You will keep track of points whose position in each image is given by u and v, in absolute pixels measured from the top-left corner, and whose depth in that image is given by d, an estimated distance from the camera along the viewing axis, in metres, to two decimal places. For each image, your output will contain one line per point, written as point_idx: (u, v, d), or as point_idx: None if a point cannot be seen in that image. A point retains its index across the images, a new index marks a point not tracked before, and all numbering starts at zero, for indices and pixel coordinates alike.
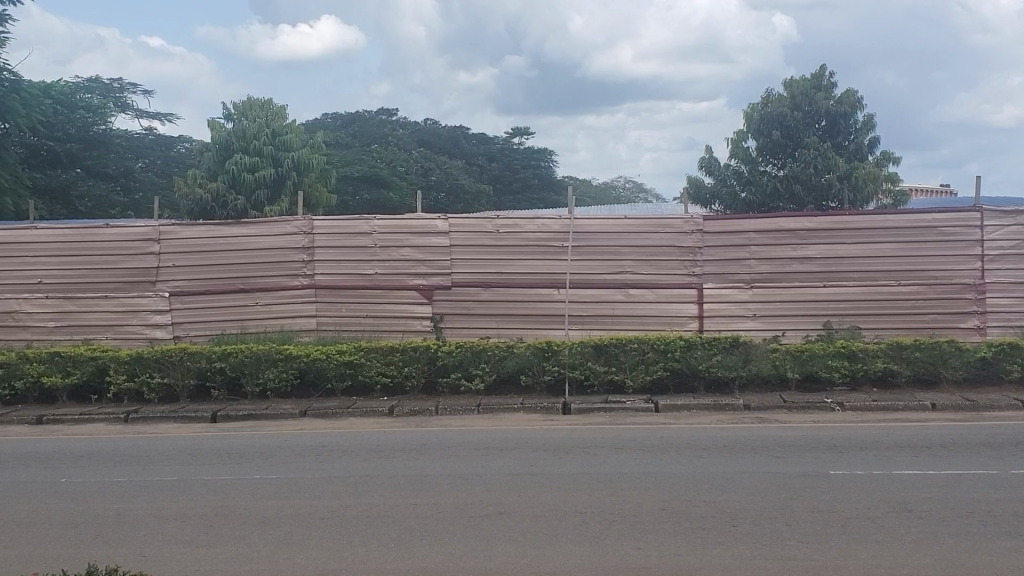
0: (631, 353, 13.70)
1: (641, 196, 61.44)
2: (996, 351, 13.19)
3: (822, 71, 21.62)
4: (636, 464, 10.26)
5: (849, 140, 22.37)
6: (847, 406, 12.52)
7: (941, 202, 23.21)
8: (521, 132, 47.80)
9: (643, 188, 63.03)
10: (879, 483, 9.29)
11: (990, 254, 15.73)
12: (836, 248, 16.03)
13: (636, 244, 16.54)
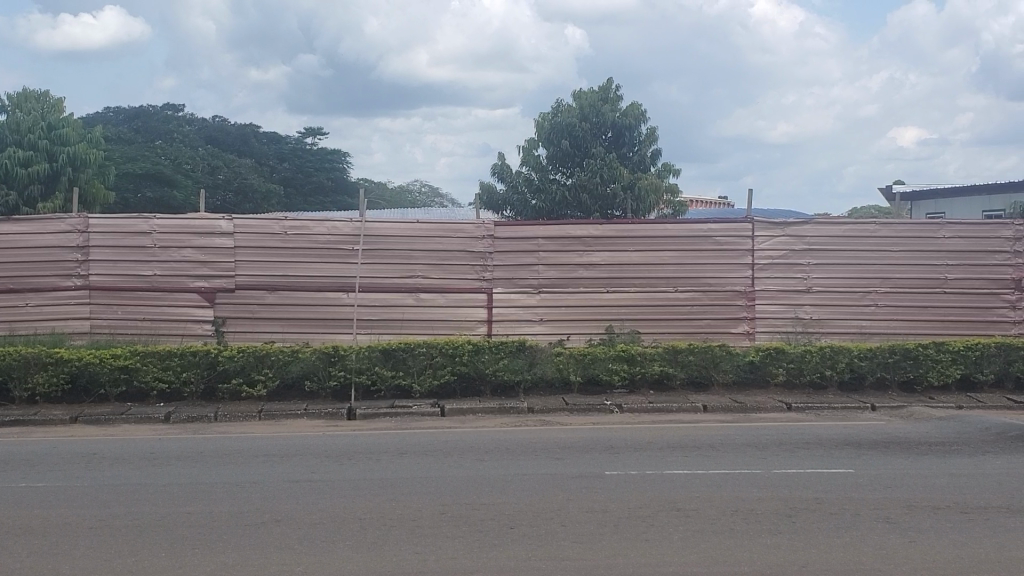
0: (418, 358, 13.73)
1: (435, 201, 61.67)
2: (763, 355, 13.85)
3: (608, 83, 22.24)
4: (417, 469, 10.27)
5: (633, 151, 23.18)
6: (625, 408, 12.91)
7: (718, 213, 24.18)
8: (311, 132, 46.91)
9: (438, 195, 63.15)
10: (649, 482, 9.63)
11: (760, 262, 16.52)
12: (619, 255, 16.49)
13: (425, 248, 16.54)
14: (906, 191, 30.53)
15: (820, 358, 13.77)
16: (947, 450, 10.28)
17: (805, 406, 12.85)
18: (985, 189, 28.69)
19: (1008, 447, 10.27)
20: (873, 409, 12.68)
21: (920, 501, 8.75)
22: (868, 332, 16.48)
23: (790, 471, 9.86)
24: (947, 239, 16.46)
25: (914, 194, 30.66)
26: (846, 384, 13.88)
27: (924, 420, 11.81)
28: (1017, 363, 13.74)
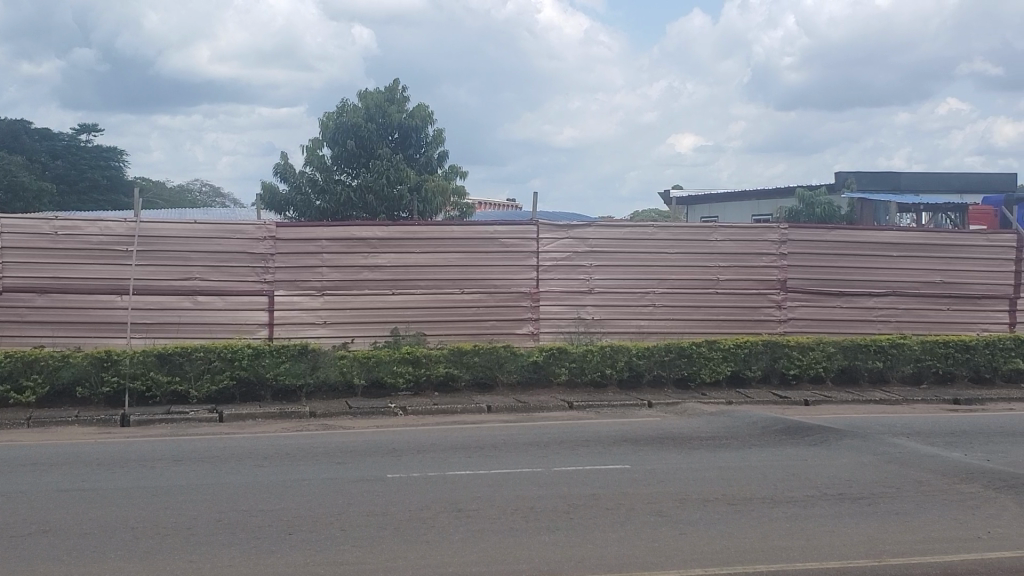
0: (196, 362, 13.28)
1: (218, 201, 60.11)
2: (547, 355, 14.09)
3: (396, 84, 22.26)
4: (193, 476, 9.93)
5: (420, 153, 23.34)
6: (409, 410, 12.88)
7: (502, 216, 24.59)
8: (87, 129, 45.06)
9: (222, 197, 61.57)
10: (431, 484, 9.61)
11: (544, 264, 16.79)
12: (405, 256, 16.44)
13: (205, 250, 16.05)
14: (683, 195, 31.74)
15: (600, 357, 14.11)
16: (716, 445, 10.69)
17: (586, 404, 13.14)
18: (754, 195, 30.18)
19: (772, 440, 10.76)
20: (649, 406, 13.07)
21: (692, 495, 9.05)
22: (645, 331, 17.01)
23: (569, 469, 10.04)
24: (720, 242, 17.17)
25: (690, 199, 31.93)
26: (625, 382, 14.27)
27: (696, 415, 12.26)
28: (781, 360, 14.41)
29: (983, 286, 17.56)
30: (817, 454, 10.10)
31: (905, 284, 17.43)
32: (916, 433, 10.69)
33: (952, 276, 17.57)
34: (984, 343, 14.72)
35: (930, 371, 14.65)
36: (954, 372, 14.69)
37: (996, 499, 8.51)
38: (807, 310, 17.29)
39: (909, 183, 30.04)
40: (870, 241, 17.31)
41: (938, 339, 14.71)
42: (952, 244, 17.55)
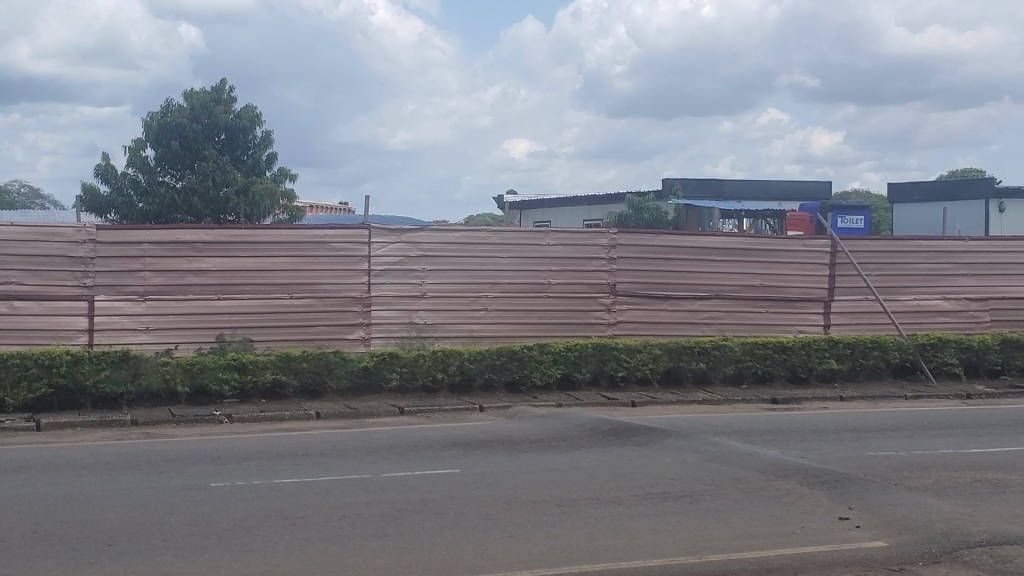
0: (12, 369, 12.65)
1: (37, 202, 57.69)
2: (377, 360, 14.02)
3: (223, 84, 21.81)
4: (6, 487, 9.48)
5: (248, 155, 22.94)
6: (235, 417, 12.62)
7: (331, 220, 24.42)
8: None
9: (42, 197, 59.04)
10: (257, 493, 9.41)
11: (375, 269, 16.69)
12: (232, 261, 16.09)
13: (20, 253, 15.37)
14: (516, 199, 32.09)
15: (432, 362, 14.12)
16: (545, 447, 10.81)
17: (416, 409, 13.10)
18: (585, 201, 30.93)
19: (598, 441, 10.95)
20: (480, 410, 13.13)
21: (520, 497, 9.11)
22: (478, 335, 17.10)
23: (398, 474, 9.98)
24: (551, 246, 17.37)
25: (523, 204, 32.30)
26: (456, 386, 14.30)
27: (526, 418, 12.38)
28: (610, 362, 14.66)
29: (801, 289, 18.25)
30: (643, 454, 10.30)
31: (728, 287, 17.98)
32: (736, 432, 11.02)
33: (772, 280, 18.22)
34: (800, 343, 15.31)
35: (750, 372, 15.16)
36: (772, 372, 15.22)
37: (809, 495, 8.84)
38: (635, 313, 17.66)
39: (733, 190, 31.09)
40: (695, 246, 17.80)
41: (758, 340, 15.21)
42: (772, 249, 18.20)
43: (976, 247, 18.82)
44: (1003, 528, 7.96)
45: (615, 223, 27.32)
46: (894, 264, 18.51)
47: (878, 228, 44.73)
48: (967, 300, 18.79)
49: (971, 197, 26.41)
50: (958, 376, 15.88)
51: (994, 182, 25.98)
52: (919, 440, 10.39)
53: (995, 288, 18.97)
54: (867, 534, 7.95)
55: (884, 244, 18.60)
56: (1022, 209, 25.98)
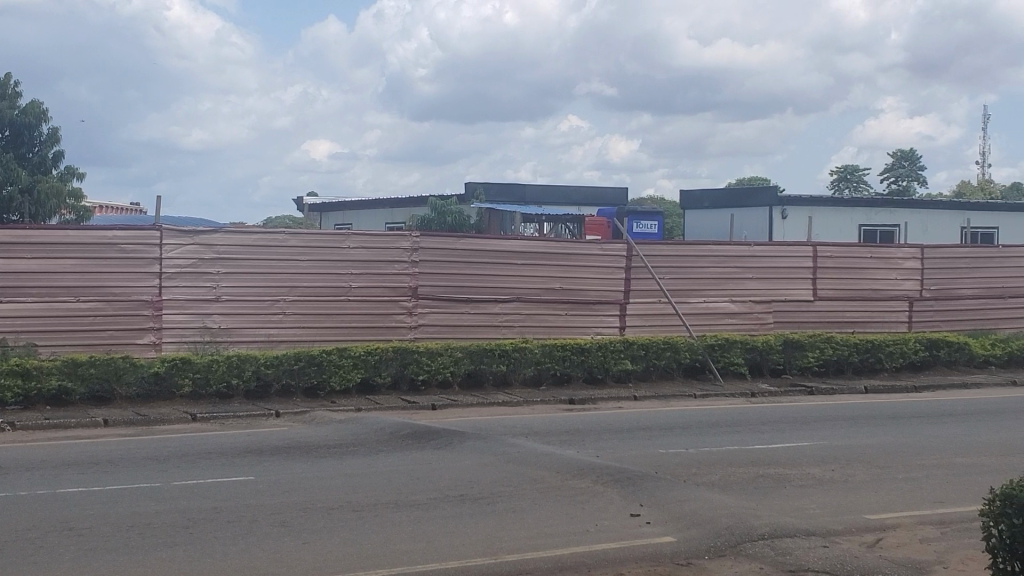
0: None
1: None
2: (169, 366, 13.55)
3: (6, 78, 20.75)
4: None
5: (33, 152, 21.90)
6: (17, 425, 12.01)
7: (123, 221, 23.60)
8: None
9: None
10: (39, 503, 8.96)
11: (168, 271, 16.21)
12: (14, 261, 15.31)
13: None
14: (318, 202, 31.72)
15: (226, 367, 13.78)
16: (342, 452, 10.71)
17: (210, 416, 12.77)
18: (389, 204, 30.95)
19: (397, 444, 10.92)
20: (277, 415, 12.90)
21: (315, 503, 8.99)
22: (275, 340, 16.78)
23: (190, 482, 9.69)
24: (351, 249, 17.26)
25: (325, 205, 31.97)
26: (251, 392, 14.01)
27: (323, 423, 12.23)
28: (410, 365, 14.65)
29: (599, 292, 18.68)
30: (441, 457, 10.32)
31: (528, 291, 18.23)
32: (533, 433, 11.19)
33: (570, 283, 18.58)
34: (597, 345, 15.67)
35: (549, 373, 15.41)
36: (570, 374, 15.52)
37: (602, 494, 9.05)
38: (436, 316, 17.69)
39: (533, 195, 31.60)
40: (496, 250, 18.00)
41: (557, 343, 15.50)
42: (570, 253, 18.56)
43: (760, 252, 19.73)
44: (783, 521, 8.34)
45: (417, 227, 27.35)
46: (685, 268, 19.18)
47: (667, 236, 47.45)
48: (752, 303, 19.63)
49: (756, 204, 27.63)
50: (744, 376, 16.57)
51: (777, 191, 27.24)
52: (705, 438, 10.78)
53: (778, 290, 19.89)
54: (657, 530, 8.20)
55: (676, 248, 19.26)
56: (804, 215, 27.28)
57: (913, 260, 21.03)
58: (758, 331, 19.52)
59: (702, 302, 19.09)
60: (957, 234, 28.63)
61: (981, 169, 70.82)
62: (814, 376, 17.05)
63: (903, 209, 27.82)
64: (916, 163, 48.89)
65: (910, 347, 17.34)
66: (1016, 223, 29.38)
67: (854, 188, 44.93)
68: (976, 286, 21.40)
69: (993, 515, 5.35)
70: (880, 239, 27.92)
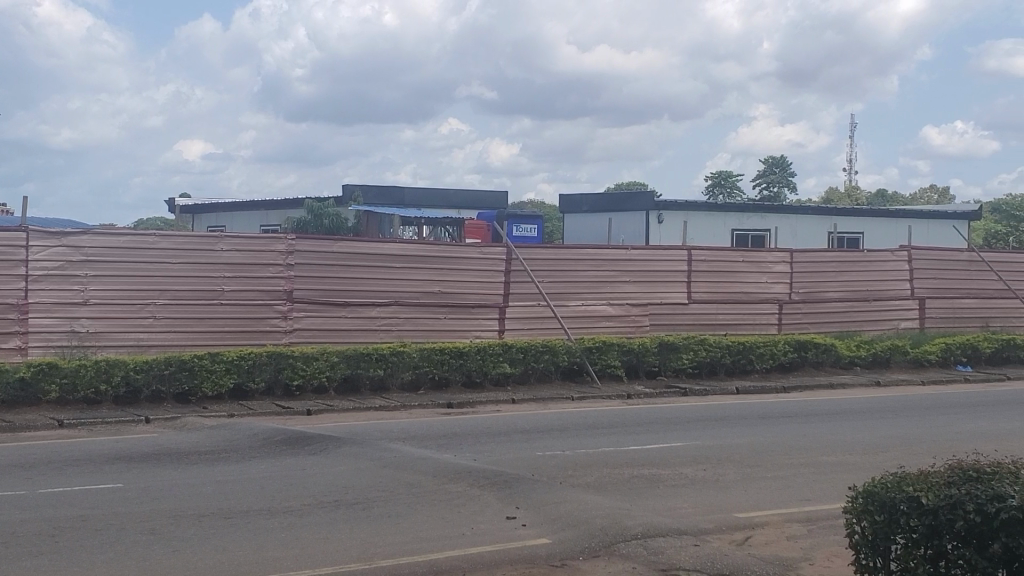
0: None
1: None
2: (34, 371, 13.13)
3: None
4: None
5: None
6: None
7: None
8: None
9: None
10: None
11: (34, 274, 15.73)
12: None
13: None
14: (192, 204, 31.19)
15: (95, 373, 13.39)
16: (215, 458, 10.51)
17: (78, 422, 12.41)
18: (265, 206, 30.57)
19: (271, 450, 10.76)
20: (147, 421, 12.60)
21: (187, 510, 8.81)
22: (145, 345, 16.25)
23: (56, 490, 9.39)
24: (225, 252, 16.99)
25: (199, 208, 31.44)
26: (120, 397, 13.64)
27: (195, 429, 12.00)
28: (285, 370, 14.47)
29: (477, 295, 18.73)
30: (316, 463, 10.22)
31: (407, 294, 18.14)
32: (410, 437, 11.15)
33: (449, 286, 18.58)
34: (476, 349, 15.67)
35: (426, 377, 15.37)
36: (448, 378, 15.48)
37: (479, 496, 9.06)
38: (312, 320, 17.37)
39: (413, 198, 31.54)
40: (374, 253, 17.94)
41: (434, 347, 15.48)
42: (449, 257, 18.58)
43: (636, 256, 20.05)
44: (655, 521, 8.47)
45: (294, 230, 27.01)
46: (563, 272, 19.38)
47: (545, 240, 47.83)
48: (631, 306, 19.75)
49: (633, 209, 28.04)
50: (620, 377, 16.79)
51: (654, 196, 27.70)
52: (581, 440, 10.88)
53: (654, 294, 20.21)
54: (533, 532, 8.25)
55: (553, 252, 19.45)
56: (679, 219, 27.79)
57: (783, 264, 21.60)
58: (636, 333, 19.63)
59: (579, 305, 19.23)
60: (824, 239, 29.51)
61: (849, 176, 73.08)
62: (688, 377, 17.36)
63: (773, 214, 28.56)
64: (787, 170, 50.21)
65: (779, 349, 17.79)
66: (881, 228, 30.39)
67: (727, 194, 45.91)
68: (843, 289, 22.04)
69: (855, 513, 5.44)
70: (752, 243, 28.60)
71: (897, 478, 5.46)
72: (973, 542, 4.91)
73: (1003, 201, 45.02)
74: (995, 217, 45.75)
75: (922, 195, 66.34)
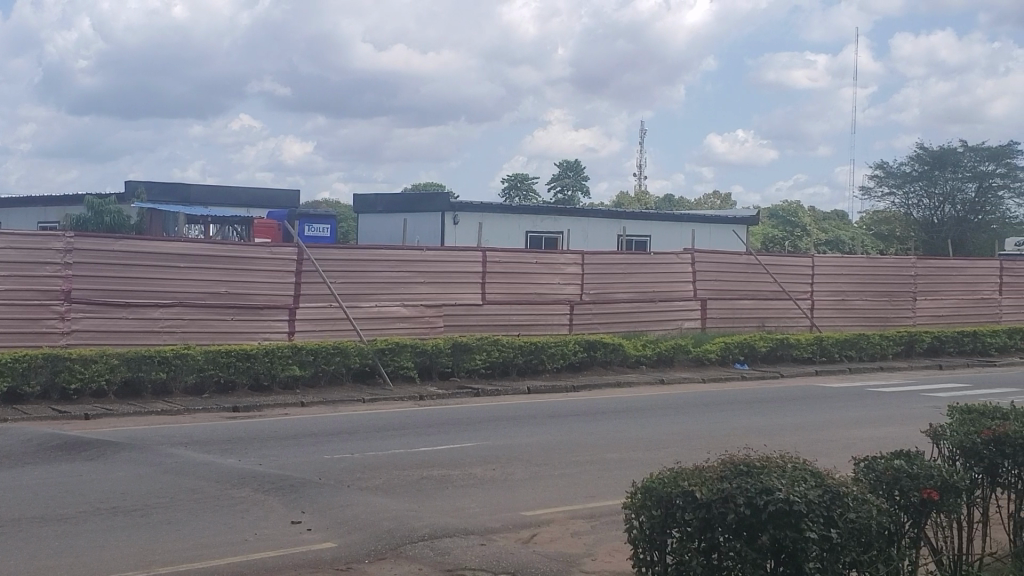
0: None
1: None
2: None
3: None
4: None
5: None
6: None
7: None
8: None
9: None
10: None
11: None
12: None
13: None
14: None
15: None
16: None
17: None
18: (42, 203, 29.16)
19: (45, 457, 10.25)
20: None
21: None
22: None
23: None
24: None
25: None
26: None
27: None
28: (62, 374, 13.85)
29: (266, 296, 18.43)
30: (93, 469, 9.80)
31: (193, 295, 17.66)
32: (195, 441, 10.85)
33: (236, 287, 18.23)
34: (264, 352, 15.40)
35: (212, 380, 15.00)
36: (235, 381, 15.17)
37: (264, 501, 8.90)
38: (92, 322, 16.67)
39: (202, 196, 30.76)
40: (158, 253, 17.42)
41: (221, 349, 15.11)
42: (237, 256, 18.26)
43: (430, 257, 20.12)
44: (442, 521, 8.50)
45: (74, 227, 25.87)
46: (356, 273, 19.27)
47: (338, 238, 47.28)
48: (423, 307, 19.82)
49: (429, 210, 28.12)
50: (413, 378, 16.81)
51: (449, 197, 27.84)
52: (371, 442, 10.82)
53: (447, 295, 20.33)
54: (318, 536, 8.14)
55: (346, 253, 19.33)
56: (473, 221, 28.05)
57: (574, 266, 22.07)
58: (429, 334, 19.74)
59: (372, 305, 19.15)
60: (615, 242, 30.30)
61: (639, 181, 75.34)
62: (481, 378, 17.52)
63: (566, 217, 29.15)
64: (580, 174, 51.37)
65: (569, 349, 18.16)
66: (668, 232, 31.43)
67: (523, 196, 46.61)
68: (631, 291, 22.69)
69: (634, 508, 5.40)
70: (545, 245, 29.12)
71: (674, 475, 5.47)
72: (744, 534, 5.00)
73: (780, 208, 47.43)
74: (773, 223, 48.12)
75: (706, 201, 69.08)
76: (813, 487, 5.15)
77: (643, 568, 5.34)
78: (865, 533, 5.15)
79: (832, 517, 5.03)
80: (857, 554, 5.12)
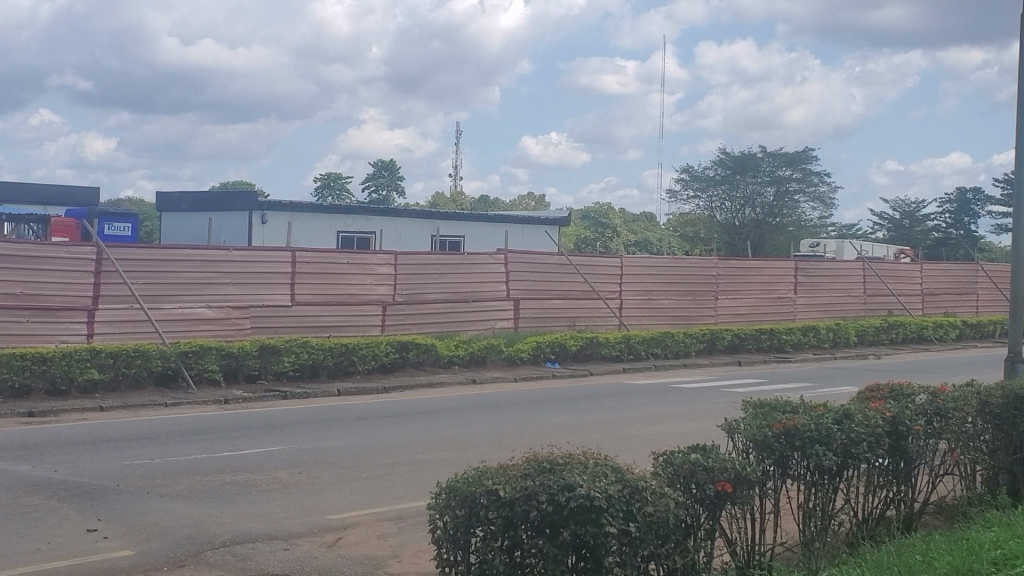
0: None
1: None
2: None
3: None
4: None
5: None
6: None
7: None
8: None
9: None
10: None
11: None
12: None
13: None
14: None
15: None
16: None
17: None
18: None
19: None
20: None
21: None
22: None
23: None
24: None
25: None
26: None
27: None
28: None
29: (64, 297, 17.78)
30: None
31: None
32: None
33: (32, 288, 17.55)
34: (61, 355, 14.89)
35: (6, 385, 14.38)
36: (30, 385, 14.62)
37: (58, 510, 8.56)
38: None
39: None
40: None
41: (15, 352, 14.50)
42: (32, 256, 17.53)
43: (234, 257, 19.78)
44: (244, 526, 8.36)
45: None
46: (157, 273, 18.78)
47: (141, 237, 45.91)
48: (229, 309, 19.35)
49: (236, 209, 27.61)
50: (218, 382, 16.47)
51: (257, 196, 27.39)
52: (173, 447, 10.55)
53: (253, 296, 20.01)
54: (115, 544, 7.88)
55: (146, 253, 18.89)
56: (281, 220, 27.68)
57: (386, 267, 22.04)
58: (235, 335, 19.02)
59: (177, 307, 18.68)
60: (430, 242, 30.37)
61: (453, 180, 75.74)
62: (289, 380, 17.33)
63: (379, 217, 29.09)
64: (395, 173, 51.31)
65: (381, 350, 18.11)
66: (482, 232, 31.73)
67: (337, 195, 46.32)
68: (443, 291, 22.79)
69: (438, 508, 5.25)
70: (357, 245, 28.98)
71: (478, 473, 5.38)
72: (546, 531, 5.01)
73: (590, 210, 48.53)
74: (585, 223, 49.19)
75: (518, 202, 70.03)
76: (615, 482, 5.22)
77: (445, 568, 5.22)
78: (662, 526, 5.30)
79: (630, 511, 5.13)
80: (655, 546, 5.27)
